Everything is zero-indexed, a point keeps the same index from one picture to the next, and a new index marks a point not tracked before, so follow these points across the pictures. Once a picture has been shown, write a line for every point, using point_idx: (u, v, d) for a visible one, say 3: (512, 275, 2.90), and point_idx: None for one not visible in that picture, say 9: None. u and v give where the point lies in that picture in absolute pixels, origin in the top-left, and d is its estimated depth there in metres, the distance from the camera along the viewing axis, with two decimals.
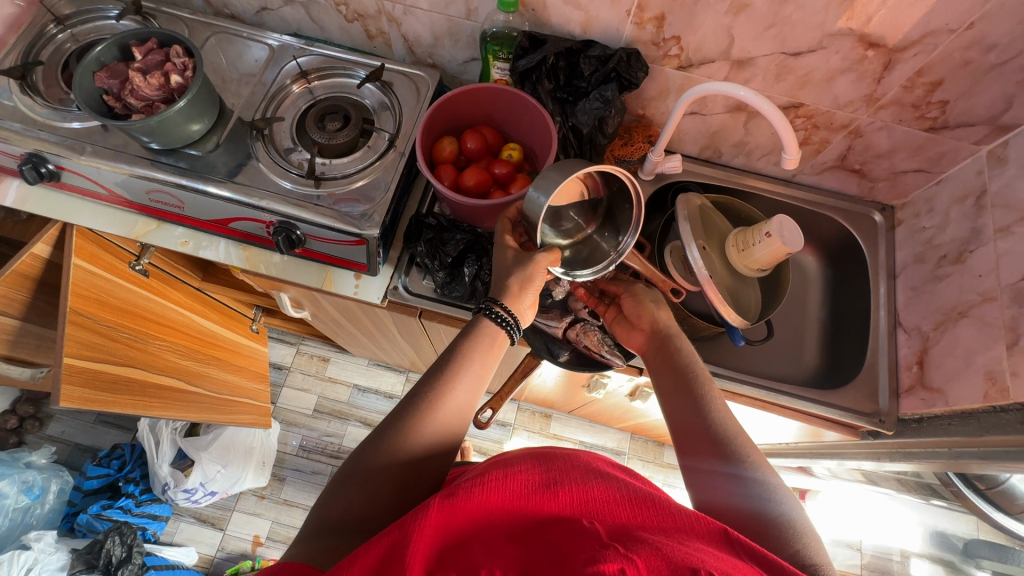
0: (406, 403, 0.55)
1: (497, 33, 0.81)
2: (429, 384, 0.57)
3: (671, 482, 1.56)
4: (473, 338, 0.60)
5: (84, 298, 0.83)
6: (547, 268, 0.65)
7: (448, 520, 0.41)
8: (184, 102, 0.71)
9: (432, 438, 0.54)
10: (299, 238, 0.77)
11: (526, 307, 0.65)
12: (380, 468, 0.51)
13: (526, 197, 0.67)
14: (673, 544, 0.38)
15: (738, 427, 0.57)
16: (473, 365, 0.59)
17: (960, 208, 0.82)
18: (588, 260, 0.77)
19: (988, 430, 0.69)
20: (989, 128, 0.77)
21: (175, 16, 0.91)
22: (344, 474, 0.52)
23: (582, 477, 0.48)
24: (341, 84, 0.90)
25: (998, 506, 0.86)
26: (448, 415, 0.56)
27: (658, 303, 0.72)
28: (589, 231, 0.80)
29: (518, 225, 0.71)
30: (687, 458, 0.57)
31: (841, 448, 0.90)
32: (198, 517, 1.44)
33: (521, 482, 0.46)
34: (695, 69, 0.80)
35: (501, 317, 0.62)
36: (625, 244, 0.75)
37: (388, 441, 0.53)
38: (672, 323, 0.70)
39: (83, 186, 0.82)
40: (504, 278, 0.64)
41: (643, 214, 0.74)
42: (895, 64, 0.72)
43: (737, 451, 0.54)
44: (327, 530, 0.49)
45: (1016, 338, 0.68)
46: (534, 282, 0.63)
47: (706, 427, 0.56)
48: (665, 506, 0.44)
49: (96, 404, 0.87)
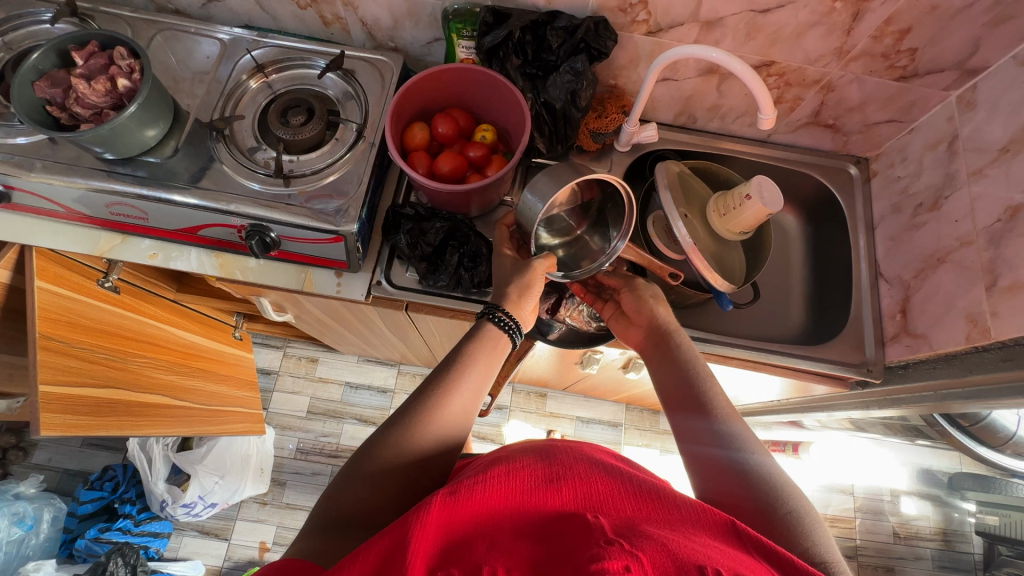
0: (415, 399, 0.55)
1: (459, 10, 0.78)
2: (435, 382, 0.56)
3: (670, 448, 1.59)
4: (476, 341, 0.60)
5: (53, 322, 0.80)
6: (545, 273, 0.66)
7: (449, 519, 0.41)
8: (135, 106, 0.67)
9: (439, 435, 0.54)
10: (273, 241, 0.75)
11: (528, 313, 0.65)
12: (388, 464, 0.51)
13: (521, 200, 0.70)
14: (679, 540, 0.38)
15: (724, 397, 0.59)
16: (479, 362, 0.58)
17: (933, 155, 0.83)
18: (577, 259, 0.80)
19: (971, 370, 0.71)
20: (957, 73, 0.78)
21: (114, 15, 0.85)
22: (351, 467, 0.51)
23: (584, 471, 0.47)
24: (301, 75, 0.86)
25: (981, 441, 0.89)
26: (455, 411, 0.55)
27: (657, 298, 0.72)
28: (580, 232, 0.82)
29: (514, 232, 0.74)
30: (683, 420, 0.59)
31: (832, 399, 0.92)
32: (200, 530, 1.42)
33: (524, 477, 0.46)
34: (664, 34, 0.78)
35: (504, 322, 0.61)
36: (616, 246, 0.73)
37: (397, 436, 0.52)
38: (671, 318, 0.70)
39: (37, 205, 0.77)
40: (504, 285, 0.64)
41: (635, 218, 0.73)
42: (864, 13, 0.71)
43: (729, 419, 0.56)
44: (332, 524, 0.48)
45: (995, 279, 0.69)
46: (533, 289, 0.64)
47: (695, 390, 0.60)
48: (670, 499, 0.45)
49: (80, 429, 0.83)
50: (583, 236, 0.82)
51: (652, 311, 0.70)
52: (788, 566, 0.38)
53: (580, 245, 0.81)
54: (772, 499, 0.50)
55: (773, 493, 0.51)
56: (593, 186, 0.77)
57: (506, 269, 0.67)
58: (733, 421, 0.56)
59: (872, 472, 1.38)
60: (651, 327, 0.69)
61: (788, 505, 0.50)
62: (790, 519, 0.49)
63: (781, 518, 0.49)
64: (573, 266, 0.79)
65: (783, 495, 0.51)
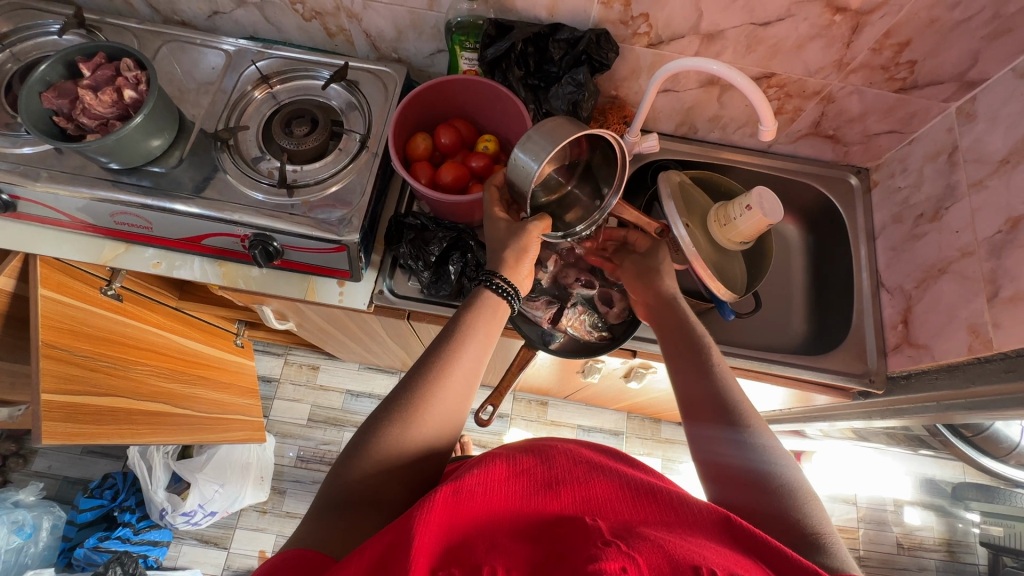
0: (415, 374, 0.55)
1: (462, 23, 0.78)
2: (434, 355, 0.56)
3: (671, 457, 1.58)
4: (474, 311, 0.59)
5: (56, 330, 0.80)
6: (540, 236, 0.64)
7: (450, 518, 0.41)
8: (141, 117, 0.68)
9: (442, 410, 0.53)
10: (276, 250, 0.75)
11: (524, 277, 0.64)
12: (395, 446, 0.50)
13: (513, 160, 0.63)
14: (675, 541, 0.38)
15: (745, 397, 0.58)
16: (477, 334, 0.58)
17: (933, 165, 0.83)
18: (568, 217, 0.74)
19: (974, 381, 0.71)
20: (957, 85, 0.78)
21: (121, 27, 0.86)
22: (355, 446, 0.51)
23: (583, 474, 0.48)
24: (305, 87, 0.87)
25: (985, 451, 0.89)
26: (456, 383, 0.55)
27: (660, 271, 0.75)
28: (568, 186, 0.75)
29: (504, 192, 0.69)
30: (693, 428, 0.57)
31: (834, 409, 0.92)
32: (200, 538, 1.42)
33: (523, 482, 0.46)
34: (665, 45, 0.79)
35: (501, 288, 0.61)
36: (610, 202, 0.70)
37: (399, 414, 0.52)
38: (676, 288, 0.73)
39: (41, 214, 0.78)
40: (499, 250, 0.62)
41: (626, 170, 0.70)
42: (863, 27, 0.72)
43: (750, 420, 0.55)
44: (339, 504, 0.48)
45: (996, 290, 0.69)
46: (529, 252, 0.63)
47: (704, 390, 0.59)
48: (668, 500, 0.45)
49: (82, 438, 0.83)
50: (569, 191, 0.75)
51: (659, 282, 0.74)
52: (787, 565, 0.38)
53: (570, 205, 0.75)
54: (787, 505, 0.49)
55: (785, 494, 0.49)
56: (582, 139, 0.69)
57: (500, 232, 0.64)
58: (742, 419, 0.55)
59: (874, 481, 1.37)
60: (662, 303, 0.72)
61: (799, 505, 0.49)
62: (805, 521, 0.47)
63: (795, 520, 0.47)
64: (568, 226, 0.73)
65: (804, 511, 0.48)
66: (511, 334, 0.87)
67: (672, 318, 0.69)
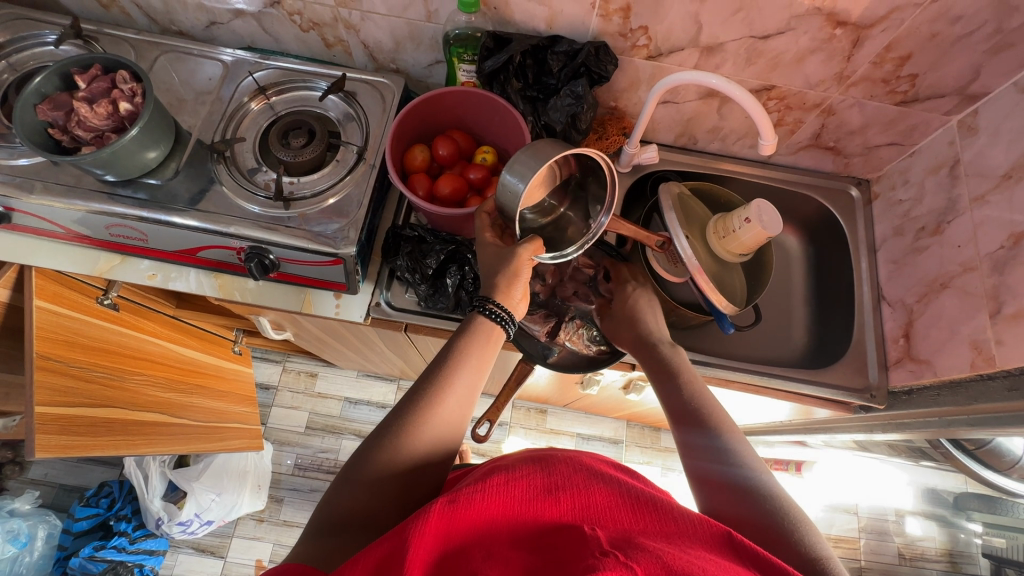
0: (409, 399, 0.54)
1: (460, 34, 0.79)
2: (429, 380, 0.55)
3: (671, 466, 1.57)
4: (469, 335, 0.59)
5: (51, 341, 0.79)
6: (531, 258, 0.63)
7: (447, 528, 0.40)
8: (138, 129, 0.67)
9: (435, 438, 0.53)
10: (272, 262, 0.74)
11: (518, 301, 0.62)
12: (388, 471, 0.50)
13: (500, 183, 0.63)
14: (675, 553, 0.37)
15: (726, 416, 0.58)
16: (471, 359, 0.57)
17: (935, 178, 0.82)
18: (562, 238, 0.74)
19: (977, 398, 0.70)
20: (958, 99, 0.78)
21: (119, 38, 0.86)
22: (349, 470, 0.50)
23: (583, 481, 0.46)
24: (302, 97, 0.86)
25: (987, 464, 0.88)
26: (450, 409, 0.54)
27: (641, 307, 0.76)
28: (562, 209, 0.76)
29: (497, 220, 0.68)
30: (682, 434, 0.58)
31: (835, 422, 0.91)
32: (196, 547, 1.41)
33: (523, 486, 0.45)
34: (665, 58, 0.78)
35: (496, 314, 0.60)
36: (601, 222, 0.69)
37: (392, 439, 0.51)
38: (663, 332, 0.72)
39: (36, 226, 0.77)
40: (492, 275, 0.62)
41: (616, 193, 0.69)
42: (863, 40, 0.71)
43: (732, 435, 0.55)
44: (333, 527, 0.48)
45: (998, 306, 0.69)
46: (522, 275, 0.61)
47: (695, 408, 0.59)
48: (668, 509, 0.44)
49: (74, 451, 0.81)
50: (564, 214, 0.76)
51: (640, 322, 0.74)
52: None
53: (565, 225, 0.75)
54: (782, 522, 0.48)
55: (778, 510, 0.49)
56: (569, 159, 0.71)
57: (489, 258, 0.63)
58: (734, 440, 0.55)
59: (875, 491, 1.37)
60: (643, 342, 0.71)
61: (795, 523, 0.48)
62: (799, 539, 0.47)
63: (792, 539, 0.47)
64: (561, 246, 0.72)
65: (800, 526, 0.48)
66: (508, 347, 0.87)
67: (653, 355, 0.68)
